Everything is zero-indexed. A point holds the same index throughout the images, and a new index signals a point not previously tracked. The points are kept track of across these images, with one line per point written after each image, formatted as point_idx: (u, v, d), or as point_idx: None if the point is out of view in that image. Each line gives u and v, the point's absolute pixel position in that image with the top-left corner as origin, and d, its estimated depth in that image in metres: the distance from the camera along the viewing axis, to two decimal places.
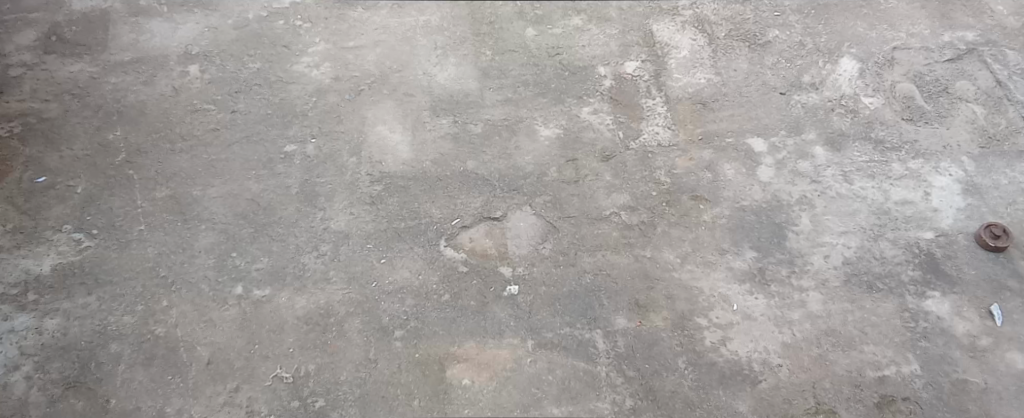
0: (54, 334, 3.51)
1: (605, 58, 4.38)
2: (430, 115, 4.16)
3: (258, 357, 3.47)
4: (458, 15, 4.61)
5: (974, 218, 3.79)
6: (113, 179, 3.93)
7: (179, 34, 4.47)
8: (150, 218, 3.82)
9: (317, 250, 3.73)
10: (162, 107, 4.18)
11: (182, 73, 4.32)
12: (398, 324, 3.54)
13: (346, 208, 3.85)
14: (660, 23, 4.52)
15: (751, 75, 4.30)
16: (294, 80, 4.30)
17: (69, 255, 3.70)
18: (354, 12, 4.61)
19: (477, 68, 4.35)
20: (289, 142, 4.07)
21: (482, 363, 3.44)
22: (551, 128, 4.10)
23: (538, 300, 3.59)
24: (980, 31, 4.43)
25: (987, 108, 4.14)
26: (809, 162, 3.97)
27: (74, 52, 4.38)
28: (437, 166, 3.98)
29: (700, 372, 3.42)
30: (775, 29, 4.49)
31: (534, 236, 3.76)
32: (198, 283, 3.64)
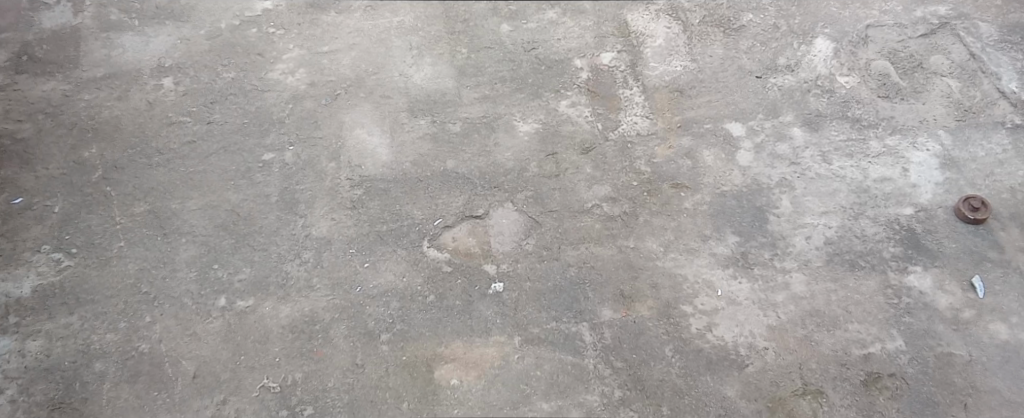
0: (37, 356, 3.49)
1: (581, 50, 4.38)
2: (408, 116, 4.15)
3: (245, 368, 3.46)
4: (432, 14, 4.60)
5: (953, 192, 3.82)
6: (90, 196, 3.91)
7: (152, 47, 4.44)
8: (129, 234, 3.80)
9: (300, 258, 3.72)
10: (136, 121, 4.16)
11: (156, 86, 4.29)
12: (384, 327, 3.53)
13: (327, 214, 3.84)
14: (635, 13, 4.53)
15: (726, 60, 4.30)
16: (269, 88, 4.27)
17: (49, 276, 3.68)
18: (327, 16, 4.59)
19: (454, 67, 4.34)
20: (266, 150, 4.05)
21: (470, 362, 3.45)
22: (530, 123, 4.10)
23: (523, 296, 3.59)
24: (951, 5, 4.46)
25: (961, 81, 4.16)
26: (787, 143, 3.98)
27: (45, 70, 4.34)
28: (417, 167, 3.97)
29: (687, 359, 3.43)
30: (748, 13, 4.50)
31: (517, 232, 3.77)
32: (180, 298, 3.63)
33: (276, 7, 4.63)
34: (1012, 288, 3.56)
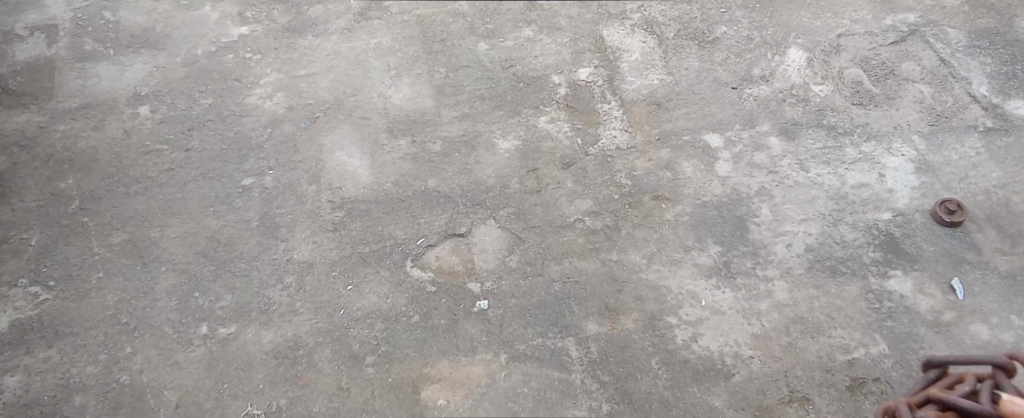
0: (16, 391, 3.45)
1: (558, 66, 4.40)
2: (387, 137, 4.15)
3: (228, 396, 3.43)
4: (409, 34, 4.61)
5: (929, 196, 3.86)
6: (67, 227, 3.88)
7: (127, 76, 4.43)
8: (108, 264, 3.76)
9: (282, 283, 3.70)
10: (112, 151, 4.13)
11: (132, 114, 4.27)
12: (369, 350, 3.52)
13: (309, 237, 3.83)
14: (610, 28, 4.56)
15: (702, 73, 4.34)
16: (247, 113, 4.26)
17: (26, 310, 3.64)
18: (304, 40, 4.59)
19: (432, 87, 4.35)
20: (245, 176, 4.03)
21: (456, 382, 3.44)
22: (509, 140, 4.11)
23: (508, 313, 3.59)
24: (920, 12, 4.53)
25: (933, 87, 4.22)
26: (765, 153, 4.01)
27: (20, 102, 4.32)
28: (398, 187, 3.97)
29: (674, 371, 3.44)
30: (722, 26, 4.54)
31: (500, 249, 3.77)
32: (161, 327, 3.60)
33: (252, 32, 4.63)
34: (991, 289, 3.60)
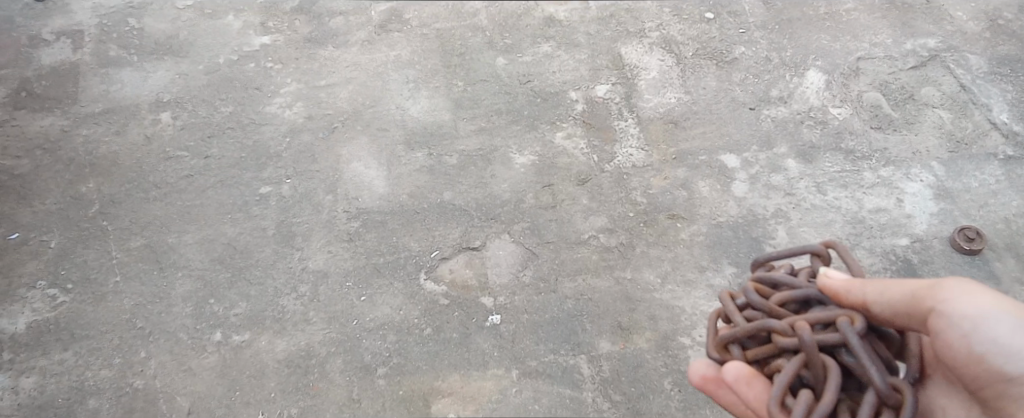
0: (31, 393, 3.48)
1: (576, 83, 4.41)
2: (404, 149, 4.17)
3: (240, 404, 3.45)
4: (429, 47, 4.63)
5: (947, 222, 3.84)
6: (86, 231, 3.92)
7: (150, 82, 4.47)
8: (125, 269, 3.80)
9: (296, 292, 3.72)
10: (133, 156, 4.17)
11: (153, 120, 4.32)
12: (381, 361, 3.53)
13: (324, 247, 3.85)
14: (629, 45, 4.57)
15: (720, 92, 4.34)
16: (266, 122, 4.30)
17: (44, 312, 3.68)
18: (325, 51, 4.63)
19: (450, 100, 4.37)
20: (263, 184, 4.06)
21: (467, 396, 3.44)
22: (526, 155, 4.12)
23: (520, 329, 3.60)
24: (940, 37, 4.52)
25: (953, 112, 4.21)
26: (782, 174, 4.01)
27: (44, 106, 4.37)
28: (414, 199, 3.99)
29: (685, 392, 3.43)
30: (741, 46, 4.54)
31: (514, 263, 3.78)
32: (176, 333, 3.62)
33: (273, 42, 4.67)
34: None
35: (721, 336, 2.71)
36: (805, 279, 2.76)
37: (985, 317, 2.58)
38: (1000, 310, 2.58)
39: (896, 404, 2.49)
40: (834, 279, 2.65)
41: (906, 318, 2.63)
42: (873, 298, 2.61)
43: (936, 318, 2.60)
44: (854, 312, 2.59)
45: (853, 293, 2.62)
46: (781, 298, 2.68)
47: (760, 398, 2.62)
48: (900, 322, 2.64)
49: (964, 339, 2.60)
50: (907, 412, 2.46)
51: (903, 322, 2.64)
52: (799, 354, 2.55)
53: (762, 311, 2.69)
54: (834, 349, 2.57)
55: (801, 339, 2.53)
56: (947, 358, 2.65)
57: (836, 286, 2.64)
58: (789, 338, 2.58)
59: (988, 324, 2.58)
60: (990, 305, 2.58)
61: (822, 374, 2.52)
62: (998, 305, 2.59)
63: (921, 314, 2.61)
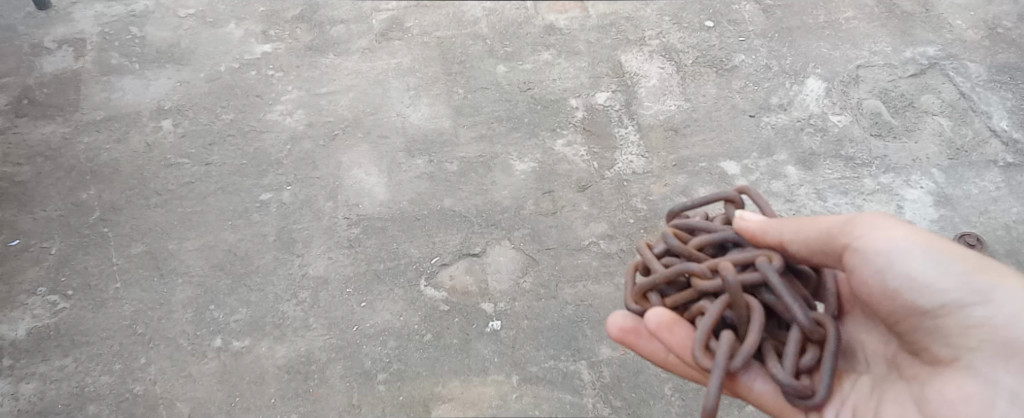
0: (31, 399, 3.47)
1: (576, 90, 4.42)
2: (405, 156, 4.18)
3: (240, 410, 3.44)
4: (429, 55, 4.65)
5: (948, 229, 3.84)
6: (87, 237, 3.92)
7: (151, 90, 4.49)
8: (126, 275, 3.80)
9: (296, 298, 3.72)
10: (134, 164, 4.18)
11: (154, 128, 4.33)
12: (381, 367, 3.52)
13: (324, 253, 3.85)
14: (629, 53, 4.58)
15: (720, 100, 4.35)
16: (267, 129, 4.30)
17: (44, 318, 3.68)
18: (326, 59, 4.64)
19: (450, 107, 4.38)
20: (264, 191, 4.07)
21: (467, 402, 3.43)
22: (526, 162, 4.13)
23: (521, 335, 3.59)
24: (940, 46, 4.54)
25: (952, 120, 4.22)
26: (782, 181, 4.01)
27: (46, 113, 4.38)
28: (414, 206, 3.99)
29: (687, 398, 3.42)
30: (740, 54, 4.56)
31: (514, 269, 3.78)
32: (176, 339, 3.62)
33: (275, 50, 4.68)
34: None
35: (641, 284, 2.79)
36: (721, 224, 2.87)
37: (897, 251, 2.65)
38: (915, 246, 2.64)
39: (819, 340, 2.61)
40: (750, 221, 2.76)
41: (823, 256, 2.72)
42: (790, 238, 2.70)
43: (852, 255, 2.69)
44: (772, 252, 2.70)
45: (770, 234, 2.72)
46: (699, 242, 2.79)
47: (683, 343, 2.68)
48: (817, 259, 2.74)
49: (877, 276, 2.68)
50: (830, 348, 2.58)
51: (819, 259, 2.74)
52: (724, 296, 2.62)
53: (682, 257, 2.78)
54: (756, 289, 2.67)
55: (726, 281, 2.59)
56: (865, 294, 2.74)
57: (754, 228, 2.74)
58: (710, 281, 2.66)
59: (901, 259, 2.65)
60: (904, 240, 2.65)
61: (746, 315, 2.60)
62: (913, 241, 2.65)
63: (838, 252, 2.70)
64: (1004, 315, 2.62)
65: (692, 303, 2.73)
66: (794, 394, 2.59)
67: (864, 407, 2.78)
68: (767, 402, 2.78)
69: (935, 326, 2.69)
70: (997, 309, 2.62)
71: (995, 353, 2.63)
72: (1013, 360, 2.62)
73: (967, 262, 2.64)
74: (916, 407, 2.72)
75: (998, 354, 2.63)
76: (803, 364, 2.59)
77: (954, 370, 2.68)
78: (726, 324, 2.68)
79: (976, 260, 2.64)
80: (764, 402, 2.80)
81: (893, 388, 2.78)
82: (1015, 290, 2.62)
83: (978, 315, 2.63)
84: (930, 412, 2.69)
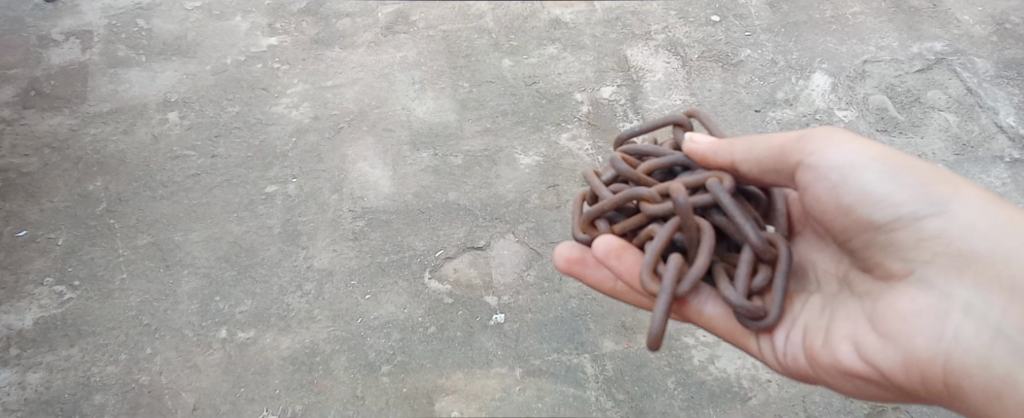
0: (37, 388, 3.49)
1: (582, 84, 4.42)
2: (410, 150, 4.18)
3: (245, 401, 3.46)
4: (435, 49, 4.65)
5: None
6: (94, 228, 3.94)
7: (158, 82, 4.50)
8: (132, 266, 3.82)
9: (301, 290, 3.73)
10: (140, 155, 4.20)
11: (161, 120, 4.34)
12: (385, 359, 3.53)
13: (329, 245, 3.86)
14: (634, 48, 4.58)
15: (725, 94, 4.34)
16: (273, 122, 4.32)
17: (51, 308, 3.70)
18: (331, 52, 4.65)
19: (455, 101, 4.39)
20: (269, 183, 4.08)
21: (471, 394, 3.44)
22: (531, 156, 4.13)
23: (524, 327, 3.60)
24: (947, 41, 4.53)
25: (959, 115, 4.21)
26: None
27: (53, 105, 4.40)
28: (419, 199, 4.00)
29: (689, 392, 3.43)
30: (746, 49, 4.55)
31: (518, 263, 3.79)
32: (181, 329, 3.64)
33: (281, 43, 4.70)
34: None
35: (590, 212, 2.81)
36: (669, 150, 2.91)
37: (853, 164, 2.67)
38: (869, 157, 2.68)
39: (770, 260, 2.66)
40: (699, 143, 2.78)
41: (775, 175, 2.75)
42: (740, 157, 2.73)
43: (804, 172, 2.71)
44: (723, 173, 2.74)
45: (721, 154, 2.75)
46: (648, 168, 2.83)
47: (633, 269, 2.71)
48: (770, 179, 2.77)
49: (833, 191, 2.70)
50: (780, 268, 2.63)
51: (771, 178, 2.77)
52: (674, 220, 2.65)
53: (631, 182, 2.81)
54: (706, 211, 2.71)
55: (676, 203, 2.61)
56: (818, 212, 2.77)
57: (703, 150, 2.77)
58: (659, 205, 2.70)
59: (857, 171, 2.67)
60: (856, 151, 2.68)
61: (697, 238, 2.62)
62: (868, 153, 2.68)
63: (789, 169, 2.73)
64: (958, 228, 2.64)
65: (640, 229, 2.77)
66: (746, 315, 2.63)
67: (815, 326, 2.79)
68: (716, 324, 2.84)
69: (889, 240, 2.70)
70: (950, 220, 2.65)
71: (952, 265, 2.64)
72: (967, 271, 2.63)
73: (920, 175, 2.67)
74: (868, 323, 2.71)
75: (952, 267, 2.64)
76: (754, 286, 2.64)
77: (909, 285, 2.68)
78: (676, 248, 2.71)
79: (931, 172, 2.68)
80: (715, 326, 2.85)
81: (845, 306, 2.78)
82: (968, 201, 2.66)
83: (932, 228, 2.66)
84: (882, 327, 2.68)
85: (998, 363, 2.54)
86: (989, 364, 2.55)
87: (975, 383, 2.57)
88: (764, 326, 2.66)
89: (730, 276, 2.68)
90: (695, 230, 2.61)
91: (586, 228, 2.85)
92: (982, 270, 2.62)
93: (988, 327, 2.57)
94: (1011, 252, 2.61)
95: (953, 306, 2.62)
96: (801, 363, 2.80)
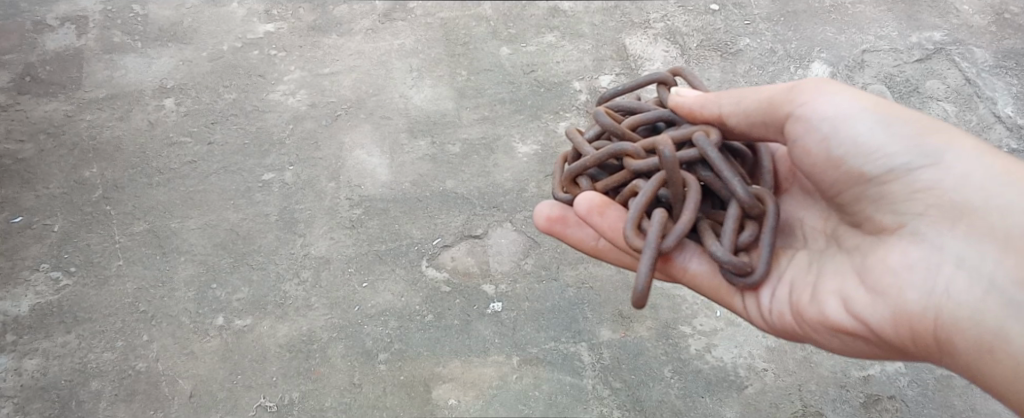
0: (34, 375, 3.49)
1: (580, 73, 4.41)
2: (407, 138, 4.17)
3: (242, 388, 3.45)
4: (433, 36, 4.63)
5: None
6: (90, 215, 3.93)
7: (154, 68, 4.48)
8: (128, 253, 3.81)
9: (298, 278, 3.73)
10: (137, 142, 4.19)
11: (157, 106, 4.33)
12: (382, 347, 3.53)
13: (326, 233, 3.86)
14: (633, 36, 4.56)
15: (724, 84, 4.33)
16: (270, 109, 4.30)
17: (47, 295, 3.69)
18: (329, 39, 4.63)
19: (453, 89, 4.37)
20: (266, 170, 4.07)
21: (468, 382, 3.44)
22: (529, 144, 4.12)
23: (522, 316, 3.60)
24: (946, 31, 4.52)
25: (957, 105, 4.20)
26: None
27: (48, 91, 4.38)
28: (417, 187, 3.99)
29: (686, 380, 3.44)
30: (745, 38, 4.54)
31: (516, 251, 3.78)
32: (178, 316, 3.63)
33: (278, 30, 4.68)
34: None
35: (573, 170, 2.84)
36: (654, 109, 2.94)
37: (844, 115, 2.64)
38: (861, 107, 2.64)
39: (757, 215, 2.62)
40: (685, 98, 2.82)
41: (762, 128, 2.74)
42: (728, 110, 2.73)
43: (793, 123, 2.68)
44: (709, 128, 2.75)
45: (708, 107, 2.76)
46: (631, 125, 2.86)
47: (616, 225, 2.72)
48: (757, 132, 2.76)
49: (823, 143, 2.66)
50: (769, 222, 2.59)
51: (759, 132, 2.76)
52: (658, 175, 2.63)
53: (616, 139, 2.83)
54: (692, 166, 2.70)
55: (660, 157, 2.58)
56: (807, 166, 2.74)
57: (690, 105, 2.80)
58: (643, 161, 2.70)
59: (847, 122, 2.63)
60: (848, 101, 2.65)
61: (681, 193, 2.59)
62: (860, 104, 2.65)
63: (778, 121, 2.71)
64: (953, 179, 2.59)
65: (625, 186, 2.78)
66: (732, 270, 2.59)
67: (802, 283, 2.77)
68: (701, 282, 2.83)
69: (880, 193, 2.65)
70: (945, 171, 2.60)
71: (947, 218, 2.59)
72: (960, 223, 2.57)
73: (914, 126, 2.63)
74: (856, 279, 2.68)
75: (946, 221, 2.59)
76: (741, 241, 2.60)
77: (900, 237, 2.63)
78: (660, 204, 2.70)
79: (926, 122, 2.64)
80: (700, 284, 2.84)
81: (833, 262, 2.76)
82: (965, 153, 2.61)
83: (925, 179, 2.61)
84: (871, 281, 2.64)
85: (990, 318, 2.47)
86: (981, 320, 2.48)
87: (965, 338, 2.50)
88: (750, 283, 2.61)
89: (715, 233, 2.65)
90: (680, 185, 2.59)
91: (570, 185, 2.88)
92: (976, 222, 2.56)
93: (981, 280, 2.51)
94: (1009, 206, 2.55)
95: (945, 259, 2.56)
96: (787, 320, 2.79)
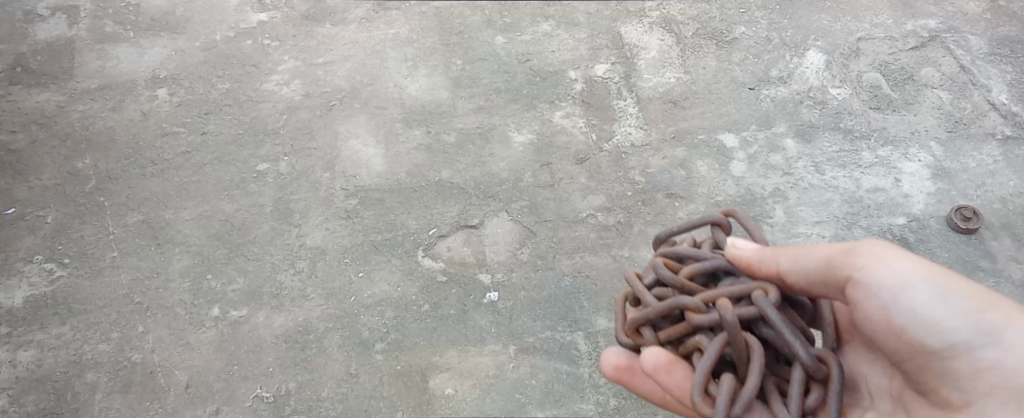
0: (29, 366, 3.48)
1: (575, 62, 4.40)
2: (402, 127, 4.16)
3: (238, 378, 3.45)
4: (427, 26, 4.61)
5: (945, 202, 3.85)
6: (84, 206, 3.91)
7: (146, 58, 4.46)
8: (123, 244, 3.79)
9: (294, 268, 3.72)
10: (130, 132, 4.17)
11: (150, 97, 4.30)
12: (378, 337, 3.53)
13: (321, 223, 3.85)
14: (628, 25, 4.55)
15: (719, 73, 4.33)
16: (263, 99, 4.28)
17: (41, 286, 3.67)
18: (322, 28, 4.60)
19: (448, 78, 4.36)
20: (261, 161, 4.06)
21: (465, 372, 3.44)
22: (524, 134, 4.11)
23: (518, 305, 3.60)
24: (941, 18, 4.52)
25: (952, 93, 4.22)
26: (780, 154, 4.01)
27: (40, 81, 4.35)
28: (412, 177, 3.98)
29: None
30: (741, 26, 4.53)
31: (512, 241, 3.78)
32: (174, 308, 3.62)
33: (271, 19, 4.65)
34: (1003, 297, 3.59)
35: (634, 319, 2.73)
36: (709, 251, 2.81)
37: (906, 283, 2.58)
38: (919, 279, 2.58)
39: (823, 379, 2.57)
40: (744, 250, 2.68)
41: (822, 287, 2.66)
42: (787, 268, 2.63)
43: (852, 289, 2.63)
44: (767, 284, 2.63)
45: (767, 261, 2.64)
46: (690, 272, 2.72)
47: (681, 386, 2.65)
48: (816, 291, 2.67)
49: (884, 310, 2.61)
50: (836, 387, 2.54)
51: (819, 290, 2.67)
52: (722, 338, 2.56)
53: (672, 287, 2.72)
54: (752, 323, 2.62)
55: (722, 318, 2.55)
56: (870, 331, 2.68)
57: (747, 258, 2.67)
58: (704, 316, 2.61)
59: (909, 291, 2.58)
60: (910, 272, 2.58)
61: (745, 357, 2.55)
62: (920, 273, 2.59)
63: (837, 282, 2.64)
64: (1013, 359, 2.56)
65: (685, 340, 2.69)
66: None
67: None
68: None
69: (943, 368, 2.60)
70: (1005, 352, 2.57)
71: (1010, 398, 2.56)
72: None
73: (974, 298, 2.58)
74: None
75: (1012, 404, 2.56)
76: (808, 405, 2.54)
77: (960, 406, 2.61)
78: (722, 365, 2.64)
79: (981, 295, 2.59)
80: None
81: None
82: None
83: (987, 359, 2.57)
84: None
85: None
86: None
87: None
88: None
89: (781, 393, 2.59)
90: (742, 347, 2.54)
91: (627, 337, 2.79)
92: None
93: None
94: None
95: None
96: None
